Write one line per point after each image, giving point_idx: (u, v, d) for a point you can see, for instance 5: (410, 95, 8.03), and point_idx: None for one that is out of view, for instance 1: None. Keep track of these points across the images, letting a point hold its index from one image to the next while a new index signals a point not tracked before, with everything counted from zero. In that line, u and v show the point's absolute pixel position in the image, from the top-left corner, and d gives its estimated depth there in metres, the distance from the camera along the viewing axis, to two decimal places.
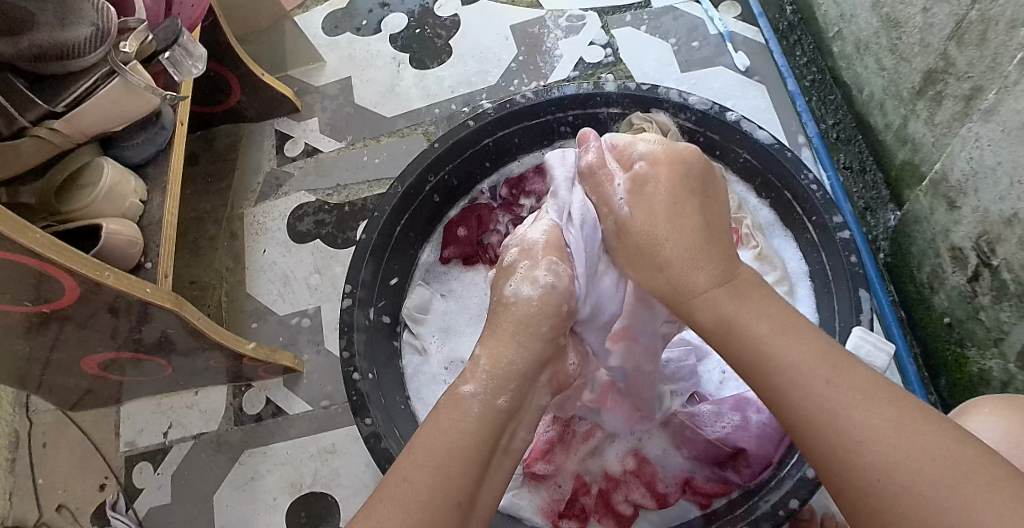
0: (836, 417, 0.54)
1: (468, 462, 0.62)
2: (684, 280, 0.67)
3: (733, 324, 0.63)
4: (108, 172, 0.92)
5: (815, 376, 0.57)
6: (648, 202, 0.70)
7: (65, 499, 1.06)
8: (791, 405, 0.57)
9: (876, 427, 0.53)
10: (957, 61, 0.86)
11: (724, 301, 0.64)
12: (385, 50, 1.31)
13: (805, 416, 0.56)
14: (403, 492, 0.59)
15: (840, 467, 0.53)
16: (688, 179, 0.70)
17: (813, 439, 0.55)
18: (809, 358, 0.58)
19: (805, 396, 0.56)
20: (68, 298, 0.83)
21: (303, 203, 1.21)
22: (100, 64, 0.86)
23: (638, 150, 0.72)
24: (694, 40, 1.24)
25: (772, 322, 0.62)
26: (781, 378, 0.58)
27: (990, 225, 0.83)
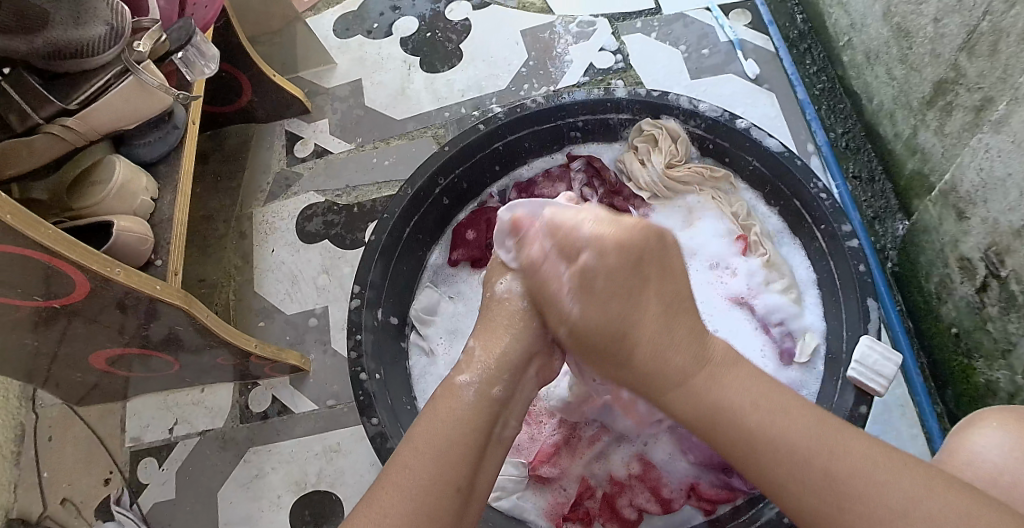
0: (834, 474, 0.59)
1: (469, 447, 0.65)
2: (661, 367, 0.67)
3: (708, 404, 0.65)
4: (120, 170, 0.92)
5: (801, 447, 0.60)
6: (600, 301, 0.70)
7: (70, 493, 1.07)
8: (784, 472, 0.60)
9: (878, 476, 0.58)
10: (968, 72, 0.86)
11: (707, 386, 0.65)
12: (396, 53, 1.32)
13: (806, 477, 0.59)
14: (402, 475, 0.63)
15: (846, 521, 0.57)
16: (633, 263, 0.69)
17: (818, 505, 0.59)
18: (797, 421, 0.62)
19: (796, 459, 0.60)
20: (77, 293, 0.84)
21: (312, 204, 1.21)
22: (114, 63, 0.87)
23: (577, 235, 0.70)
24: (704, 47, 1.25)
25: (750, 400, 0.64)
26: (772, 451, 0.61)
27: (1000, 236, 0.83)
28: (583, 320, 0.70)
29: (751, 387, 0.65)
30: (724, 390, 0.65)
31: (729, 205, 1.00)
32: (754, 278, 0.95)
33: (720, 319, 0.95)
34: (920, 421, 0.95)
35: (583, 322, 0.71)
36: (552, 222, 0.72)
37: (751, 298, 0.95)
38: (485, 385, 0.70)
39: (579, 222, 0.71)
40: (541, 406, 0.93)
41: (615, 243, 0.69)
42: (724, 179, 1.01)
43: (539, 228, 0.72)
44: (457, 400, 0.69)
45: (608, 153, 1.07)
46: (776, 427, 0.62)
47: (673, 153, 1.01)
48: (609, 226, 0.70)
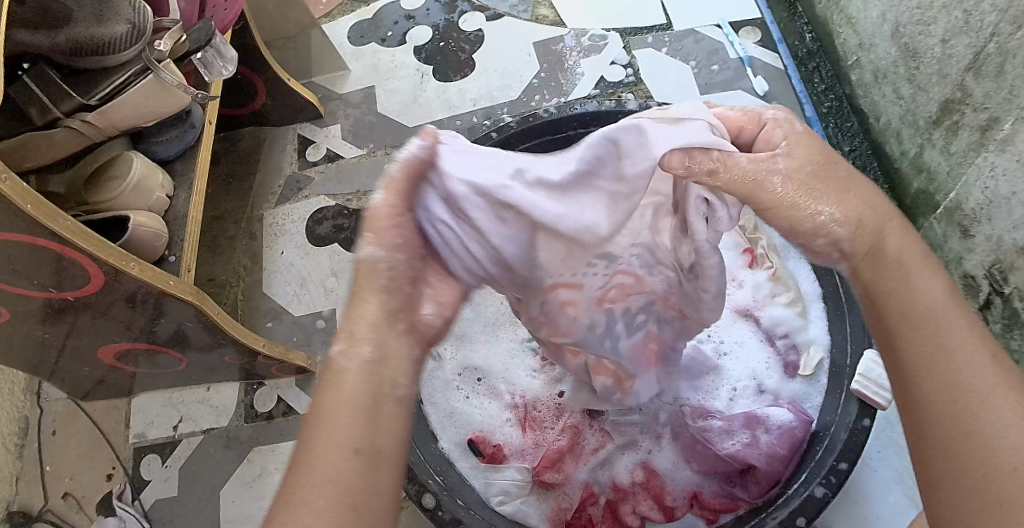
0: (966, 397, 0.55)
1: (355, 406, 0.56)
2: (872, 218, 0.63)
3: (905, 283, 0.61)
4: (136, 167, 0.94)
5: (956, 354, 0.57)
6: (827, 178, 0.64)
7: (71, 487, 1.07)
8: (939, 367, 0.57)
9: (1011, 414, 0.54)
10: (975, 92, 0.88)
11: (913, 263, 0.61)
12: (410, 61, 1.34)
13: (948, 382, 0.56)
14: (311, 454, 0.54)
15: (964, 442, 0.54)
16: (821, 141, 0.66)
17: (947, 415, 0.55)
18: (966, 331, 0.58)
19: (948, 361, 0.57)
20: (90, 286, 0.85)
21: (323, 208, 1.22)
22: (133, 62, 0.89)
23: (766, 115, 0.68)
24: (714, 63, 1.26)
25: (949, 296, 0.59)
26: (920, 354, 0.58)
27: (1004, 253, 0.84)
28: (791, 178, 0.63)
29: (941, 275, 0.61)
30: (922, 279, 0.61)
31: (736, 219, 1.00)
32: (760, 290, 0.96)
33: (726, 330, 0.95)
34: None
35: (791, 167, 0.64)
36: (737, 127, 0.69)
37: (756, 310, 0.96)
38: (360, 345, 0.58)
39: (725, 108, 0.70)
40: (547, 413, 0.94)
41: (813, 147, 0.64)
42: None
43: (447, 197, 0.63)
44: (341, 374, 0.57)
45: None
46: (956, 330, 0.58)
47: None
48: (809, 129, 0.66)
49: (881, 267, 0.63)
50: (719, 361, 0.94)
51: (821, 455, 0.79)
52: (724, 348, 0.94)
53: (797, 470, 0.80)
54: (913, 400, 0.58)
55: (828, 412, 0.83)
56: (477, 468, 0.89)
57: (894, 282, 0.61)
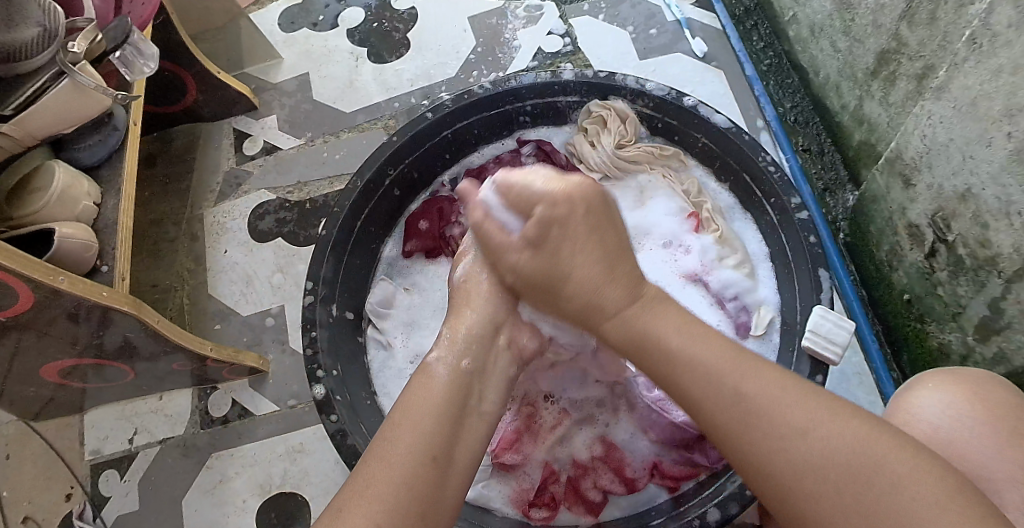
0: (754, 419, 0.57)
1: (443, 418, 0.66)
2: (595, 298, 0.68)
3: (646, 339, 0.65)
4: (59, 176, 0.90)
5: (727, 383, 0.59)
6: (550, 249, 0.70)
7: (31, 511, 1.04)
8: (713, 394, 0.60)
9: (795, 418, 0.57)
10: (910, 41, 0.87)
11: (656, 330, 0.65)
12: (343, 44, 1.30)
13: (732, 406, 0.59)
14: (387, 451, 0.62)
15: (760, 472, 0.57)
16: (593, 212, 0.70)
17: (741, 449, 0.58)
18: (726, 359, 0.61)
19: (722, 393, 0.59)
20: (22, 304, 0.82)
21: (263, 202, 1.19)
22: (47, 66, 0.84)
23: (535, 184, 0.70)
24: (651, 27, 1.25)
25: (681, 327, 0.64)
26: (704, 393, 0.60)
27: (945, 201, 0.84)
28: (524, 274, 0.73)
29: (681, 321, 0.65)
30: (666, 329, 0.64)
31: (680, 184, 1.00)
32: (707, 253, 0.94)
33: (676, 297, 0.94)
34: (876, 387, 0.97)
35: (530, 270, 0.72)
36: (506, 183, 0.72)
37: (704, 274, 0.95)
38: (454, 360, 0.71)
39: (527, 178, 0.71)
40: None
41: (564, 196, 0.70)
42: (674, 158, 1.01)
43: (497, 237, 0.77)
44: (434, 379, 0.69)
45: (558, 137, 1.06)
46: (708, 360, 0.61)
47: (623, 133, 1.00)
48: (558, 182, 0.70)
49: (632, 336, 0.66)
50: None
51: None
52: None
53: None
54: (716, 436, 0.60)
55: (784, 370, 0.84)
56: None
57: (652, 346, 0.64)
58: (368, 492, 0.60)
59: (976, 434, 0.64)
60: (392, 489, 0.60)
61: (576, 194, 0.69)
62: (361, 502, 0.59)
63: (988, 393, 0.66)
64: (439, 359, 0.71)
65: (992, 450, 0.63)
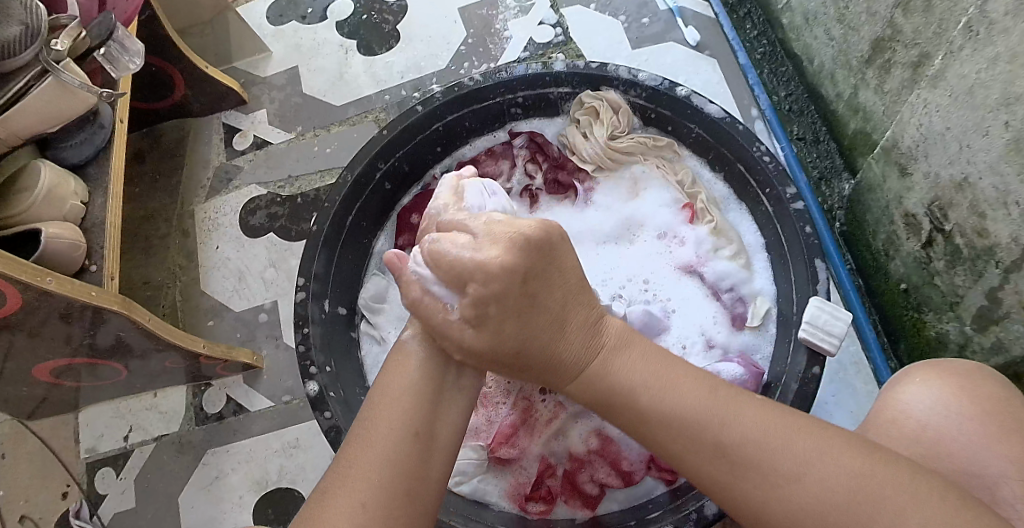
0: (745, 457, 0.58)
1: (422, 400, 0.65)
2: (560, 360, 0.66)
3: (619, 391, 0.64)
4: (45, 174, 0.89)
5: (708, 435, 0.59)
6: (494, 324, 0.66)
7: (27, 509, 1.04)
8: (696, 443, 0.59)
9: (787, 463, 0.56)
10: (904, 29, 0.86)
11: (627, 381, 0.63)
12: (332, 37, 1.28)
13: (718, 455, 0.58)
14: (370, 435, 0.62)
15: (757, 514, 0.57)
16: (527, 258, 0.66)
17: (734, 498, 0.58)
18: (702, 407, 0.60)
19: (703, 441, 0.59)
20: (10, 306, 0.81)
21: (255, 197, 1.18)
22: (32, 64, 0.83)
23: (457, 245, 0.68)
24: (643, 16, 1.23)
25: (648, 380, 0.63)
26: (687, 449, 0.60)
27: (942, 190, 0.84)
28: (479, 341, 0.67)
29: (649, 366, 0.64)
30: (629, 374, 0.64)
31: (674, 173, 0.98)
32: (702, 245, 0.94)
33: (671, 289, 0.94)
34: (873, 377, 0.98)
35: (484, 348, 0.67)
36: (431, 248, 0.68)
37: (700, 266, 0.94)
38: (431, 335, 0.71)
39: (443, 241, 0.68)
40: (496, 389, 0.90)
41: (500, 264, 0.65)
42: (667, 148, 0.99)
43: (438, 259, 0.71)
44: (410, 355, 0.69)
45: (551, 129, 1.05)
46: (680, 409, 0.60)
47: (616, 124, 0.99)
48: (499, 230, 0.67)
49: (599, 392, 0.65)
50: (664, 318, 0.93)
51: None
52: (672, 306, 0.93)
53: None
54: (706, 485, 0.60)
55: (781, 361, 0.84)
56: None
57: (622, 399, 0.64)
58: (352, 474, 0.59)
59: (966, 430, 0.64)
60: (376, 472, 0.59)
61: (517, 248, 0.65)
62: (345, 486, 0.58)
63: (975, 390, 0.65)
64: (415, 334, 0.71)
65: (981, 446, 0.63)
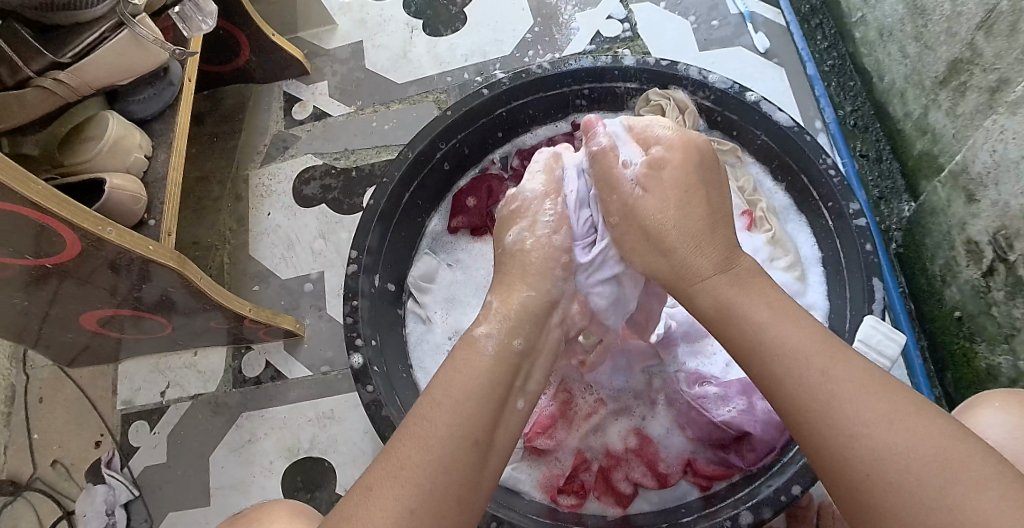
0: (833, 401, 0.54)
1: (487, 403, 0.62)
2: (690, 261, 0.65)
3: (732, 310, 0.61)
4: (112, 127, 0.90)
5: (814, 367, 0.56)
6: (662, 189, 0.68)
7: (60, 455, 1.06)
8: (790, 376, 0.56)
9: (873, 418, 0.52)
10: (985, 52, 0.85)
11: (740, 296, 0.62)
12: (398, 15, 1.29)
13: (802, 397, 0.55)
14: (422, 430, 0.60)
15: (841, 447, 0.53)
16: (702, 167, 0.68)
17: (815, 433, 0.54)
18: (817, 345, 0.57)
19: (803, 376, 0.56)
20: (68, 253, 0.82)
21: (310, 166, 1.19)
22: (108, 16, 0.84)
23: (655, 130, 0.71)
24: (713, 19, 1.22)
25: (781, 311, 0.60)
26: (782, 372, 0.57)
27: (1010, 220, 0.82)
28: (653, 186, 0.68)
29: (771, 299, 0.62)
30: (742, 302, 0.61)
31: (735, 180, 0.97)
32: (759, 254, 0.92)
33: None
34: None
35: (638, 203, 0.68)
36: (628, 122, 0.72)
37: None
38: (505, 337, 0.67)
39: (653, 126, 0.71)
40: None
41: (682, 144, 0.69)
42: (730, 152, 0.98)
43: (614, 125, 0.73)
44: (480, 355, 0.65)
45: None
46: (784, 335, 0.58)
47: (682, 123, 0.96)
48: (679, 131, 0.70)
49: (723, 313, 0.62)
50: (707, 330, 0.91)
51: None
52: None
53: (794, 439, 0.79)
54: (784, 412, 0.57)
55: None
56: None
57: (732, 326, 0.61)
58: (399, 474, 0.57)
59: None
60: (425, 474, 0.57)
61: (693, 144, 0.69)
62: (390, 485, 0.57)
63: None
64: (489, 334, 0.67)
65: None
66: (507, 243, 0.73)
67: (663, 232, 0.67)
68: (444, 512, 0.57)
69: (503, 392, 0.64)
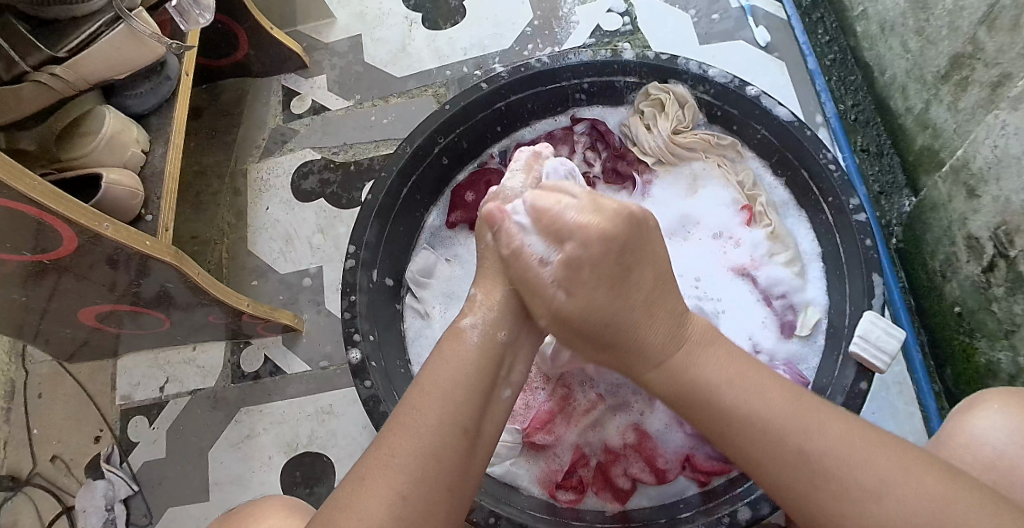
0: (820, 473, 0.58)
1: (474, 391, 0.63)
2: (643, 347, 0.68)
3: (694, 386, 0.65)
4: (110, 121, 0.90)
5: (790, 443, 0.60)
6: (587, 288, 0.68)
7: (59, 450, 1.06)
8: (767, 456, 0.60)
9: (863, 484, 0.56)
10: (987, 46, 0.84)
11: (699, 380, 0.65)
12: (397, 8, 1.28)
13: (791, 461, 0.59)
14: (411, 420, 0.60)
15: (839, 501, 0.57)
16: (629, 228, 0.69)
17: (808, 486, 0.58)
18: (791, 415, 0.61)
19: (783, 451, 0.60)
20: (66, 248, 0.82)
21: (309, 161, 1.19)
22: (105, 10, 0.84)
23: (564, 215, 0.69)
24: (714, 12, 1.21)
25: (736, 391, 0.63)
26: (762, 452, 0.60)
27: (1011, 216, 0.81)
28: (573, 287, 0.69)
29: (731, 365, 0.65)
30: (702, 377, 0.65)
31: (735, 175, 0.97)
32: (757, 248, 0.93)
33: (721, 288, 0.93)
34: (916, 399, 0.96)
35: (569, 311, 0.70)
36: (534, 205, 0.70)
37: (753, 269, 0.93)
38: (491, 327, 0.69)
39: (563, 208, 0.69)
40: (535, 374, 0.91)
41: (599, 233, 0.68)
42: (730, 148, 0.98)
43: (519, 216, 0.71)
44: (466, 345, 0.67)
45: (614, 118, 1.04)
46: (749, 408, 0.62)
47: (680, 118, 0.98)
48: (592, 216, 0.69)
49: (685, 397, 0.66)
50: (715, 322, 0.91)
51: None
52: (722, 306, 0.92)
53: None
54: (763, 468, 0.60)
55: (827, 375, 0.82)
56: None
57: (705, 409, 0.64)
58: (391, 462, 0.58)
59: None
60: (416, 460, 0.58)
61: (610, 232, 0.67)
62: (382, 472, 0.57)
63: None
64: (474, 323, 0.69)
65: None
66: (494, 236, 0.77)
67: (613, 327, 0.69)
68: (436, 499, 0.57)
69: (489, 382, 0.65)
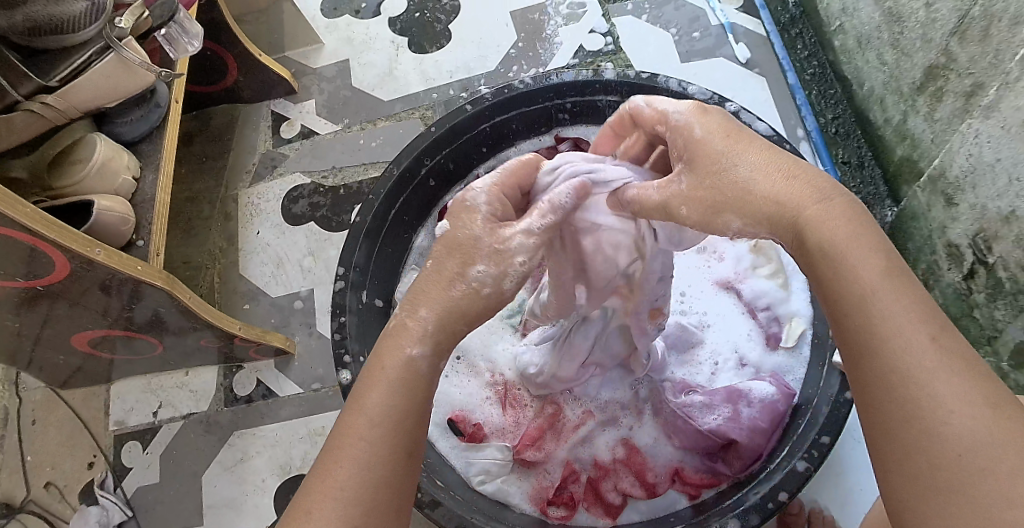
0: (908, 377, 0.48)
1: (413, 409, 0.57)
2: (791, 207, 0.57)
3: (835, 251, 0.54)
4: (101, 149, 0.91)
5: (911, 337, 0.49)
6: (734, 159, 0.60)
7: (53, 476, 1.06)
8: (875, 344, 0.50)
9: (951, 402, 0.47)
10: (959, 57, 0.85)
11: (843, 242, 0.54)
12: (385, 33, 1.30)
13: (883, 367, 0.49)
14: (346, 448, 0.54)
15: (913, 433, 0.47)
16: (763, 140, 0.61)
17: (887, 399, 0.49)
18: (917, 313, 0.50)
19: (890, 345, 0.50)
20: (59, 273, 0.83)
21: (298, 185, 1.20)
22: (94, 40, 0.85)
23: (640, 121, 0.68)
24: (695, 31, 1.23)
25: (886, 279, 0.52)
26: (867, 337, 0.51)
27: (988, 222, 0.82)
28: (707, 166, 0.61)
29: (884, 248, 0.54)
30: (848, 247, 0.54)
31: None
32: (741, 262, 0.96)
33: (707, 303, 0.95)
34: None
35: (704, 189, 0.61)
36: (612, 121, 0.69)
37: (737, 283, 0.95)
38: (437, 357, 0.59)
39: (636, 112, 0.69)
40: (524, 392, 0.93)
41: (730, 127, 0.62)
42: None
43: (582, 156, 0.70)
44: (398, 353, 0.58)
45: None
46: (890, 292, 0.51)
47: None
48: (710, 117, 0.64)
49: (816, 258, 0.55)
50: (700, 332, 0.93)
51: (804, 428, 0.79)
52: (706, 320, 0.94)
53: (779, 445, 0.80)
54: (848, 357, 0.52)
55: (813, 384, 0.83)
56: (456, 447, 0.89)
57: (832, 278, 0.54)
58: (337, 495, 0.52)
59: None
60: (361, 491, 0.53)
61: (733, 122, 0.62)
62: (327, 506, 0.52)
63: None
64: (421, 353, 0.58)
65: None
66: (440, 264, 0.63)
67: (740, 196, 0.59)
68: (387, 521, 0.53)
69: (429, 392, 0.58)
